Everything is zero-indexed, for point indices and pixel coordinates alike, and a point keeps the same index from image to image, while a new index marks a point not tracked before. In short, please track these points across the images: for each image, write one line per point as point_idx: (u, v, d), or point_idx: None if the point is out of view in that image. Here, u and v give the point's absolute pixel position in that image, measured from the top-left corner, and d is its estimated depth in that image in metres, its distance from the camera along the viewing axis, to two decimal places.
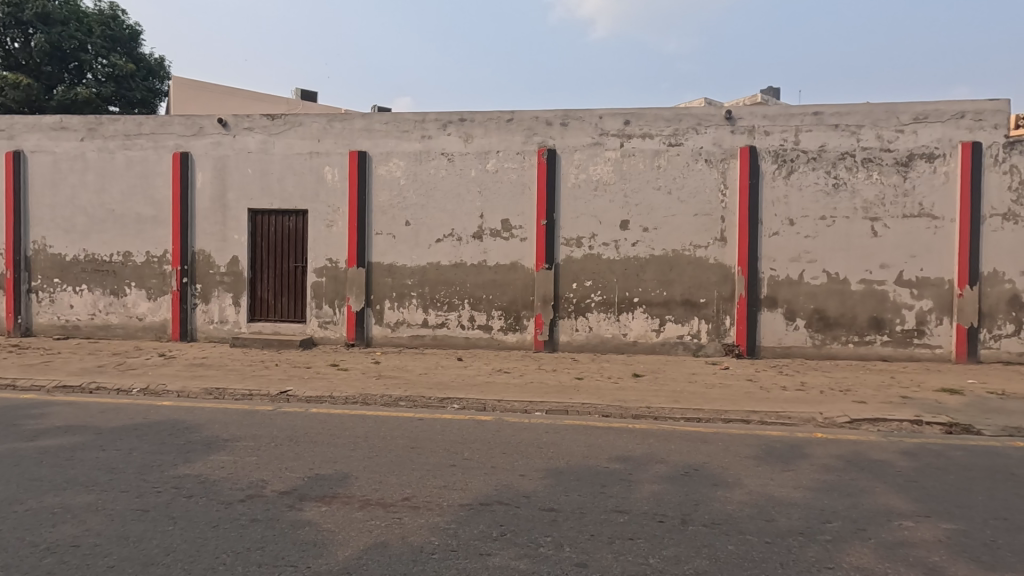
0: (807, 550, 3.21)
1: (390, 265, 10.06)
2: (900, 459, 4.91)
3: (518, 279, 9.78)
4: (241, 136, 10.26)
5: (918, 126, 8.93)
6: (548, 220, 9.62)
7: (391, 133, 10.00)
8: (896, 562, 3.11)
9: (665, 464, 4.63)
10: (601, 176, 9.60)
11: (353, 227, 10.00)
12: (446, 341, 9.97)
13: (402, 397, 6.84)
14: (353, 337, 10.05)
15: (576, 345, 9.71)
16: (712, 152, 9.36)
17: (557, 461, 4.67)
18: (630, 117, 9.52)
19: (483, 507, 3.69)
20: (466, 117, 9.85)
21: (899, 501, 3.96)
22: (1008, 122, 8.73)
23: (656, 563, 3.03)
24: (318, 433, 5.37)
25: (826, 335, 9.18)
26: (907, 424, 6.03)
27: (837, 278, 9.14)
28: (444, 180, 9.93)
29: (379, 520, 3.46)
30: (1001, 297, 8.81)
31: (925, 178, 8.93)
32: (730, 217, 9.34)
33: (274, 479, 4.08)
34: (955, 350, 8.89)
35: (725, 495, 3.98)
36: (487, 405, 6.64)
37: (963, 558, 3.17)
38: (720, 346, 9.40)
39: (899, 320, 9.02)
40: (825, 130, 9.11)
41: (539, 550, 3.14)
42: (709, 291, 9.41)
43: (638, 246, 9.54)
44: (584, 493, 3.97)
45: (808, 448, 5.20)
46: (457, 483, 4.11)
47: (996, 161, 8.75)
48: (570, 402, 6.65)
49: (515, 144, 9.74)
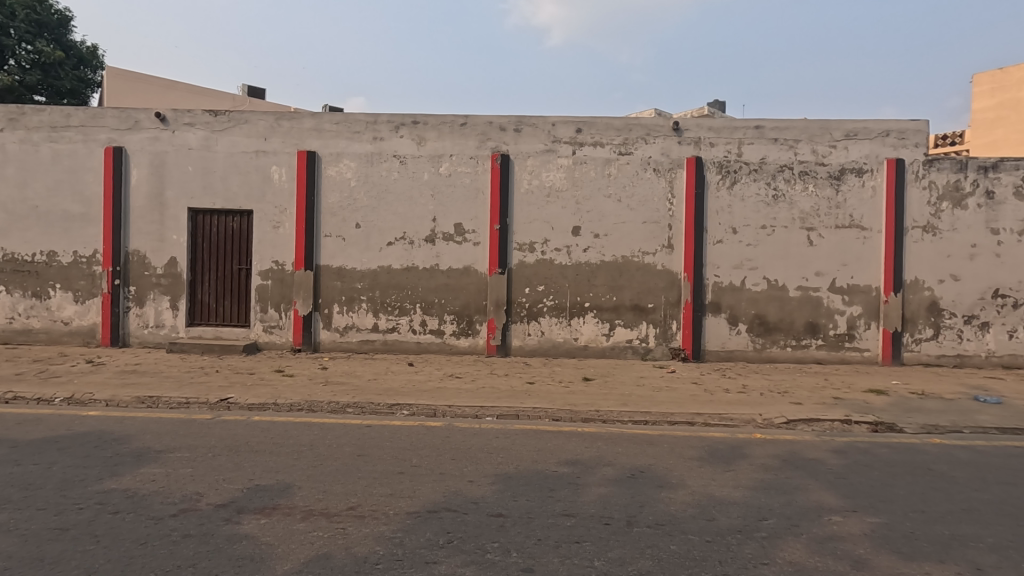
0: (745, 547, 3.33)
1: (339, 268, 9.83)
2: (831, 457, 5.18)
3: (470, 283, 9.75)
4: (182, 132, 9.80)
5: (849, 142, 9.48)
6: (501, 225, 9.65)
7: (342, 133, 9.79)
8: (826, 556, 3.26)
9: (612, 467, 4.72)
10: (553, 183, 9.71)
11: (301, 228, 9.72)
12: (397, 346, 9.81)
13: (351, 404, 6.69)
14: (300, 342, 9.76)
15: (528, 350, 9.76)
16: (660, 161, 9.64)
17: (507, 466, 4.67)
18: (582, 125, 9.68)
19: (431, 515, 3.64)
20: (420, 119, 9.75)
21: (830, 497, 4.18)
22: (927, 142, 9.41)
23: (601, 565, 3.06)
24: (259, 442, 5.16)
25: (766, 339, 9.59)
26: (838, 424, 6.38)
27: (777, 284, 9.59)
28: (397, 183, 9.79)
29: (322, 531, 3.35)
30: (922, 304, 9.46)
31: (855, 191, 9.50)
32: (677, 225, 9.64)
33: (210, 492, 3.90)
34: (881, 353, 9.48)
35: (669, 496, 4.09)
36: (437, 411, 6.59)
37: (886, 550, 3.36)
38: (667, 350, 9.67)
39: (832, 325, 9.54)
40: (765, 143, 9.54)
41: (486, 557, 3.12)
42: (657, 296, 9.67)
43: (590, 251, 9.70)
44: (533, 497, 3.99)
45: (748, 448, 5.41)
46: (404, 490, 4.04)
47: (917, 176, 9.41)
48: (521, 407, 6.68)
49: (469, 149, 9.73)
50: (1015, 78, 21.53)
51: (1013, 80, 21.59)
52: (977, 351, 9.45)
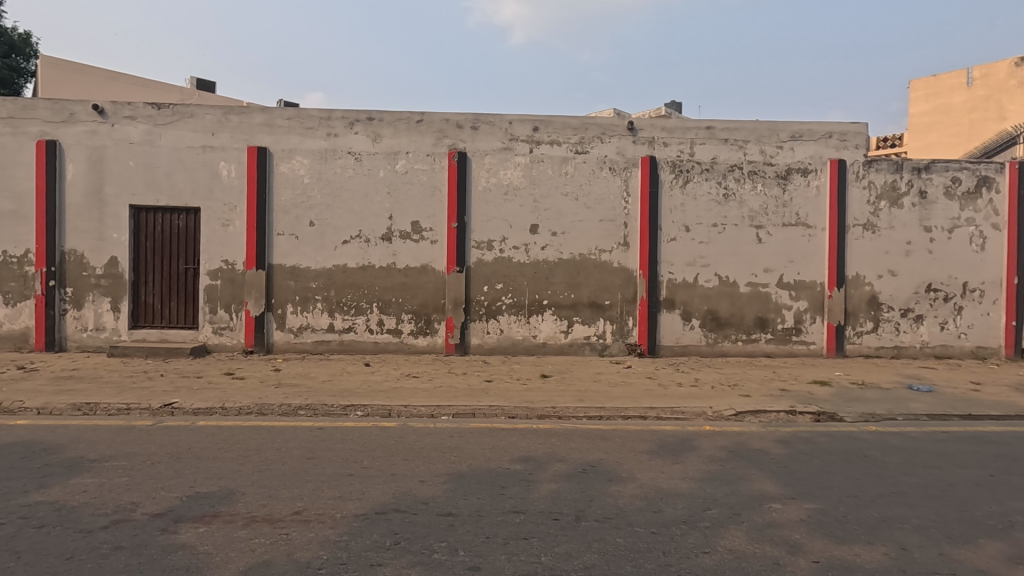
0: (688, 537, 3.42)
1: (293, 267, 9.58)
2: (774, 447, 5.38)
3: (428, 282, 9.67)
4: (122, 125, 9.35)
5: (795, 143, 9.84)
6: (458, 223, 9.60)
7: (294, 129, 9.53)
8: (764, 543, 3.38)
9: (564, 463, 4.77)
10: (511, 181, 9.72)
11: (252, 226, 9.43)
12: (354, 346, 9.64)
13: (303, 406, 6.54)
14: (252, 343, 9.47)
15: (486, 349, 9.75)
16: (616, 160, 9.78)
17: (459, 465, 4.65)
18: (538, 124, 9.72)
19: (380, 516, 3.60)
20: (375, 116, 9.59)
21: (772, 485, 4.33)
22: (867, 144, 9.86)
23: (548, 560, 3.09)
24: (203, 448, 4.98)
25: (718, 334, 9.88)
26: (783, 415, 6.63)
27: (728, 281, 9.87)
28: (352, 180, 9.61)
29: (264, 537, 3.27)
30: (863, 298, 9.91)
31: (800, 191, 9.86)
32: (632, 223, 9.81)
33: (147, 501, 3.74)
34: (826, 346, 9.89)
35: (619, 490, 4.16)
36: (392, 411, 6.51)
37: (820, 534, 3.50)
38: (624, 347, 9.83)
39: (780, 319, 9.90)
40: (716, 144, 9.79)
41: (433, 557, 3.10)
42: (613, 293, 9.81)
43: (547, 250, 9.77)
44: (483, 495, 3.99)
45: (698, 441, 5.55)
46: (353, 493, 3.98)
47: (858, 177, 9.86)
48: (478, 405, 6.67)
49: (425, 146, 9.64)
50: (948, 85, 22.74)
51: (944, 86, 22.84)
52: (913, 342, 9.98)
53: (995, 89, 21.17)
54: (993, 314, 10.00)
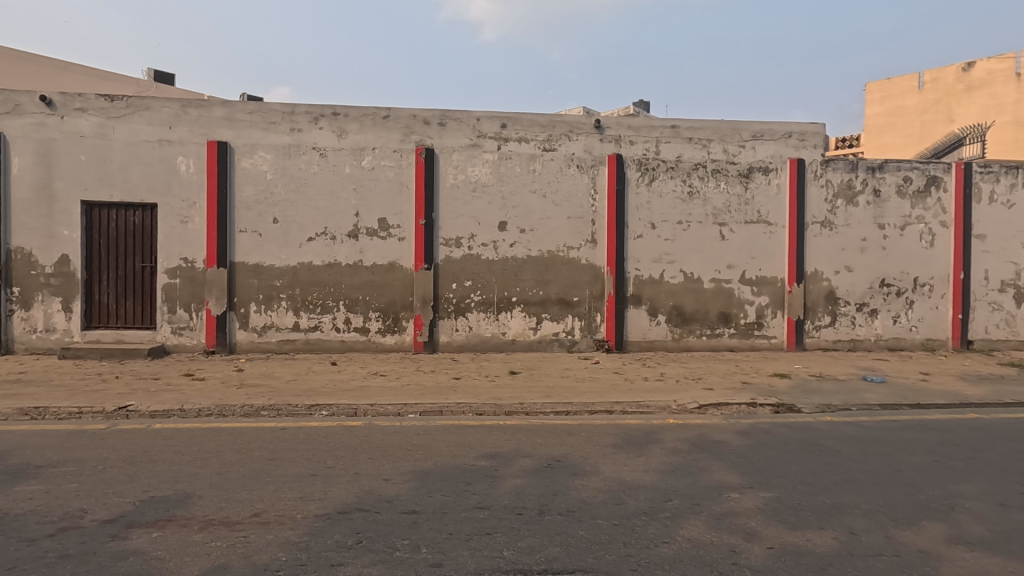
0: (649, 528, 3.48)
1: (256, 265, 9.36)
2: (735, 439, 5.52)
3: (396, 280, 9.58)
4: (72, 117, 8.96)
5: (756, 142, 10.09)
6: (426, 220, 9.53)
7: (256, 123, 9.30)
8: (721, 531, 3.47)
9: (530, 458, 4.80)
10: (479, 178, 9.70)
11: (213, 223, 9.18)
12: (320, 345, 9.48)
13: (266, 406, 6.41)
14: (213, 343, 9.23)
15: (455, 346, 9.72)
16: (583, 158, 9.86)
17: (425, 462, 4.64)
18: (506, 121, 9.72)
19: (342, 516, 3.55)
20: (340, 111, 9.44)
21: (731, 476, 4.45)
22: (824, 144, 10.18)
23: (510, 555, 3.10)
24: (159, 451, 4.83)
25: (683, 329, 10.07)
26: (744, 407, 6.81)
27: (693, 277, 10.07)
28: (316, 176, 9.44)
29: (221, 540, 3.19)
30: (821, 294, 10.24)
31: (761, 189, 10.12)
32: (600, 220, 9.90)
33: (97, 507, 3.61)
34: (786, 340, 10.19)
35: (582, 483, 4.21)
36: (358, 410, 6.44)
37: (774, 521, 3.62)
38: (592, 343, 9.93)
39: (742, 314, 10.15)
40: (681, 142, 9.97)
41: (395, 555, 3.08)
42: (581, 290, 9.89)
43: (516, 247, 9.78)
44: (448, 492, 3.98)
45: (661, 434, 5.66)
46: (315, 493, 3.92)
47: (816, 175, 10.17)
48: (445, 403, 6.65)
49: (392, 142, 9.54)
50: (901, 88, 23.68)
51: (897, 89, 23.78)
52: (868, 335, 10.36)
53: (944, 92, 22.24)
54: (942, 307, 10.47)
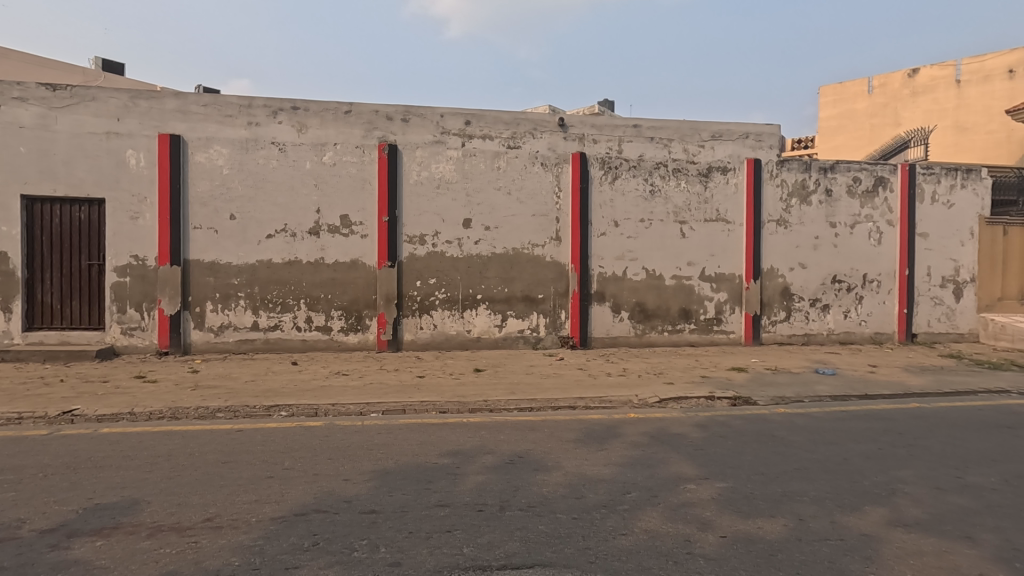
0: (607, 520, 3.54)
1: (212, 263, 9.07)
2: (693, 431, 5.66)
3: (359, 278, 9.43)
4: (10, 107, 8.48)
5: (715, 143, 10.34)
6: (389, 217, 9.41)
7: (211, 116, 9.00)
8: (677, 521, 3.56)
9: (492, 455, 4.81)
10: (443, 175, 9.63)
11: (165, 219, 8.85)
12: (280, 345, 9.26)
13: (222, 408, 6.23)
14: (167, 344, 8.90)
15: (420, 344, 9.64)
16: (547, 156, 9.91)
17: (386, 461, 4.59)
18: (470, 118, 9.68)
19: (299, 518, 3.49)
20: (300, 105, 9.22)
21: (688, 467, 4.56)
22: (779, 145, 10.51)
23: (469, 551, 3.10)
24: (106, 456, 4.64)
25: (646, 325, 10.25)
26: (702, 400, 6.99)
27: (655, 274, 10.26)
28: (275, 172, 9.21)
29: (170, 547, 3.09)
30: (777, 290, 10.58)
31: (720, 188, 10.38)
32: (564, 217, 9.98)
33: (36, 516, 3.44)
34: (744, 335, 10.50)
35: (544, 478, 4.24)
36: (319, 410, 6.32)
37: (728, 510, 3.73)
38: (556, 339, 10.01)
39: (702, 310, 10.40)
40: (642, 142, 10.13)
41: (352, 555, 3.05)
42: (546, 287, 9.95)
43: (480, 244, 9.77)
44: (409, 491, 3.95)
45: (622, 428, 5.76)
46: (272, 495, 3.83)
47: (771, 175, 10.50)
48: (408, 401, 6.60)
49: (354, 138, 9.38)
50: (853, 92, 24.70)
51: (849, 93, 24.81)
52: (820, 329, 10.77)
53: (892, 97, 23.35)
54: (888, 302, 10.96)
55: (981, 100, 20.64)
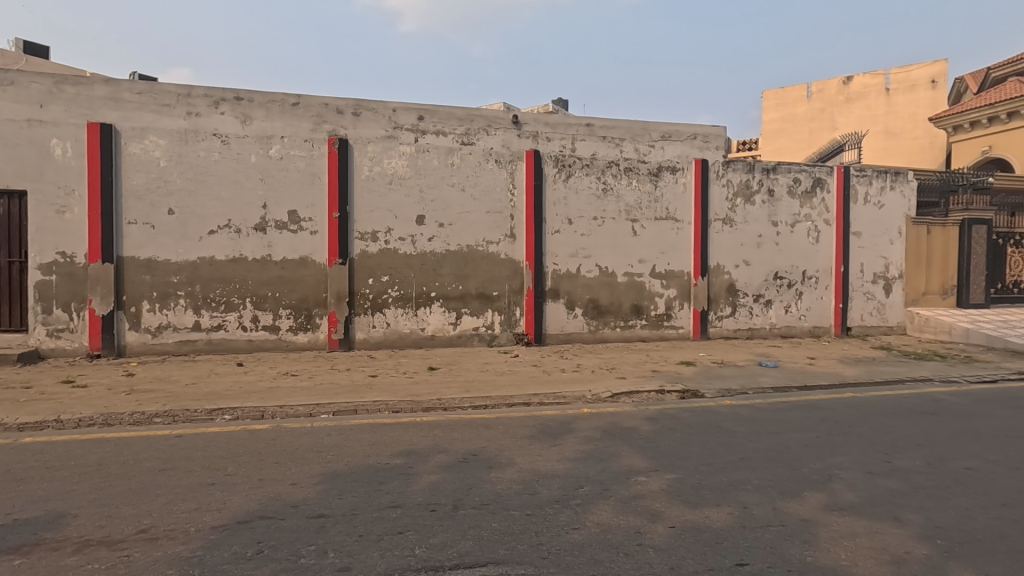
0: (560, 515, 3.57)
1: (148, 260, 8.60)
2: (643, 424, 5.78)
3: (308, 275, 9.15)
4: None
5: (665, 143, 10.59)
6: (340, 213, 9.17)
7: (146, 105, 8.51)
8: (628, 514, 3.62)
9: (446, 453, 4.76)
10: (396, 170, 9.46)
11: (96, 213, 8.30)
12: (224, 346, 8.88)
13: (159, 413, 5.91)
14: (98, 346, 8.37)
15: (372, 343, 9.45)
16: (501, 153, 9.90)
17: (336, 463, 4.47)
18: (423, 113, 9.55)
19: (242, 525, 3.34)
20: (244, 95, 8.85)
21: (639, 460, 4.65)
22: (725, 146, 10.87)
23: (422, 552, 3.06)
24: (27, 468, 4.31)
25: (599, 321, 10.40)
26: (653, 394, 7.16)
27: (607, 271, 10.42)
28: (218, 165, 8.80)
29: (99, 562, 2.90)
30: (723, 286, 10.96)
31: (670, 187, 10.65)
32: (518, 215, 9.99)
33: None
34: (692, 330, 10.83)
35: (497, 476, 4.23)
36: (266, 413, 6.09)
37: (677, 501, 3.83)
38: (511, 336, 10.02)
39: (653, 306, 10.65)
40: (595, 140, 10.26)
41: (299, 562, 2.95)
42: (501, 284, 9.94)
43: (434, 241, 9.66)
44: (359, 493, 3.86)
45: (576, 423, 5.82)
46: (213, 503, 3.66)
47: (718, 175, 10.84)
48: (360, 402, 6.45)
49: (302, 131, 9.08)
50: (792, 97, 25.81)
51: (789, 97, 25.88)
52: (763, 324, 11.23)
53: (828, 103, 24.57)
54: (826, 298, 11.54)
55: (908, 106, 22.29)
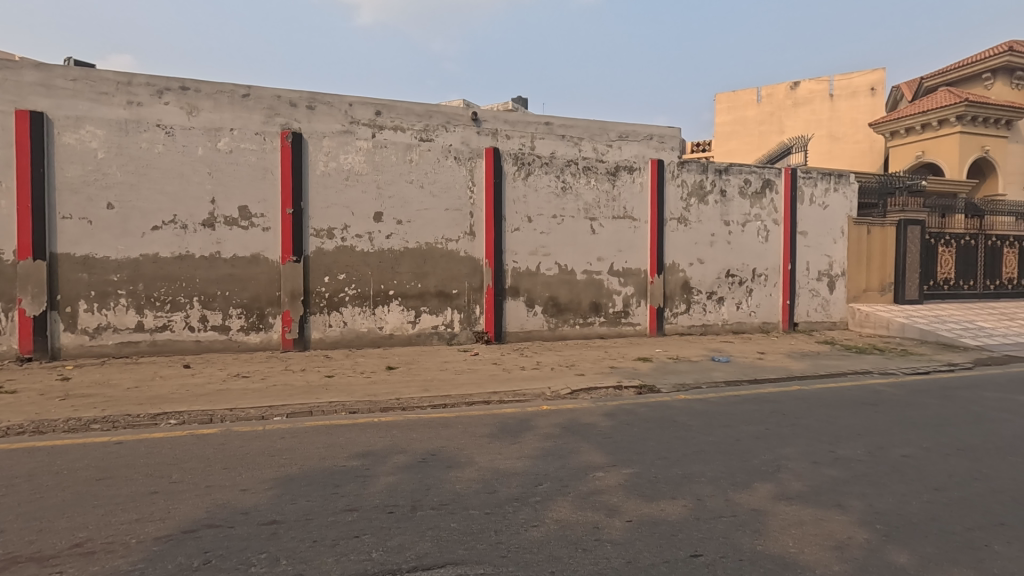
0: (519, 513, 3.56)
1: (85, 257, 8.12)
2: (602, 420, 5.86)
3: (260, 273, 8.84)
4: None
5: (622, 143, 10.76)
6: (294, 209, 8.90)
7: (82, 93, 8.03)
8: (587, 509, 3.65)
9: (404, 454, 4.69)
10: (352, 166, 9.25)
11: (25, 207, 7.77)
12: (170, 347, 8.48)
13: (97, 419, 5.59)
14: (30, 349, 7.85)
15: (328, 343, 9.23)
16: (461, 150, 9.83)
17: (290, 467, 4.34)
18: (381, 108, 9.37)
19: (187, 535, 3.19)
20: (190, 85, 8.47)
21: (597, 456, 4.71)
22: (680, 147, 11.13)
23: (379, 556, 3.00)
24: None
25: (558, 319, 10.48)
26: (611, 390, 7.27)
27: (566, 269, 10.51)
28: (162, 157, 8.39)
29: None
30: (678, 284, 11.24)
31: (627, 186, 10.83)
32: (478, 213, 9.95)
33: None
34: (649, 327, 11.05)
35: (457, 475, 4.20)
36: (215, 417, 5.84)
37: (634, 495, 3.89)
38: (471, 334, 9.98)
39: (611, 304, 10.81)
40: (554, 139, 10.32)
41: (249, 571, 2.84)
42: (460, 282, 9.88)
43: (392, 239, 9.50)
44: (314, 497, 3.75)
45: (535, 420, 5.84)
46: (156, 513, 3.48)
47: (673, 175, 11.10)
48: (315, 403, 6.28)
49: (253, 124, 8.76)
50: (744, 100, 26.68)
51: (741, 101, 26.75)
52: (717, 320, 11.57)
53: (777, 107, 25.53)
54: (774, 294, 11.99)
55: (850, 112, 23.48)
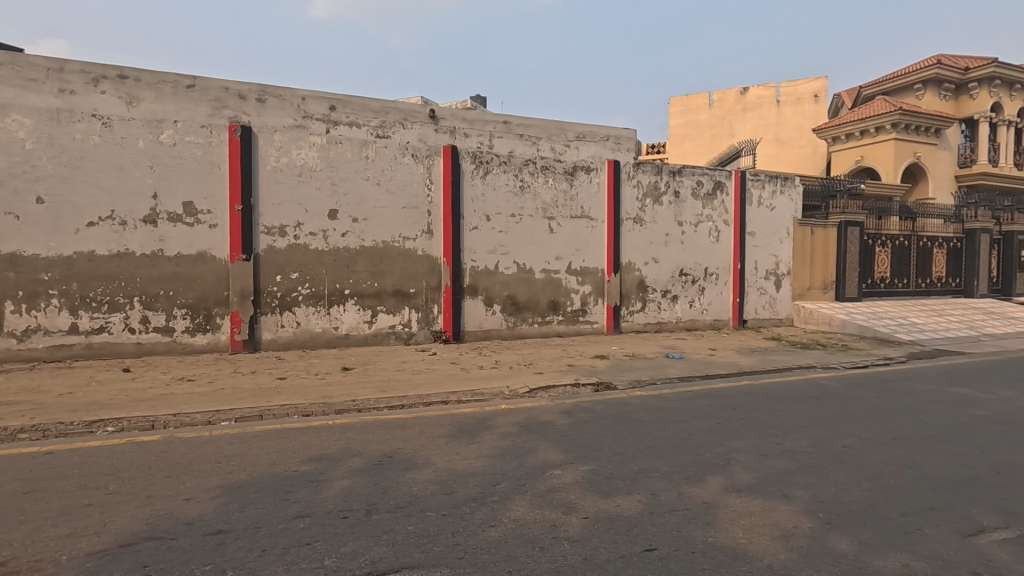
0: (477, 514, 3.54)
1: (12, 255, 7.59)
2: (559, 418, 5.89)
3: (207, 272, 8.48)
4: None
5: (580, 143, 10.87)
6: (243, 206, 8.58)
7: (7, 79, 7.48)
8: (544, 507, 3.66)
9: (359, 457, 4.59)
10: (305, 162, 8.99)
11: None
12: (108, 350, 8.02)
13: (26, 428, 5.23)
14: None
15: (281, 344, 8.94)
16: (418, 147, 9.70)
17: (238, 474, 4.17)
18: (335, 103, 9.14)
19: (125, 550, 3.02)
20: (129, 74, 8.03)
21: (554, 453, 4.74)
22: (635, 148, 11.34)
23: (332, 563, 2.92)
24: None
25: (517, 317, 10.50)
26: (569, 388, 7.33)
27: (525, 268, 10.54)
28: (98, 149, 7.93)
29: None
30: (634, 282, 11.46)
31: (584, 186, 10.95)
32: (436, 211, 9.85)
33: None
34: (606, 325, 11.22)
35: (413, 477, 4.14)
36: (157, 422, 5.56)
37: (590, 492, 3.93)
38: (429, 334, 9.88)
39: (569, 302, 10.92)
40: (512, 138, 10.32)
41: None
42: (418, 281, 9.76)
43: (348, 237, 9.29)
44: (264, 504, 3.62)
45: (493, 419, 5.83)
46: (90, 526, 3.28)
47: (629, 176, 11.30)
48: (266, 407, 6.07)
49: (199, 116, 8.38)
50: (696, 104, 27.45)
51: (693, 105, 27.50)
52: (671, 317, 11.86)
53: (727, 111, 26.38)
54: (725, 293, 12.39)
55: (795, 118, 24.49)
